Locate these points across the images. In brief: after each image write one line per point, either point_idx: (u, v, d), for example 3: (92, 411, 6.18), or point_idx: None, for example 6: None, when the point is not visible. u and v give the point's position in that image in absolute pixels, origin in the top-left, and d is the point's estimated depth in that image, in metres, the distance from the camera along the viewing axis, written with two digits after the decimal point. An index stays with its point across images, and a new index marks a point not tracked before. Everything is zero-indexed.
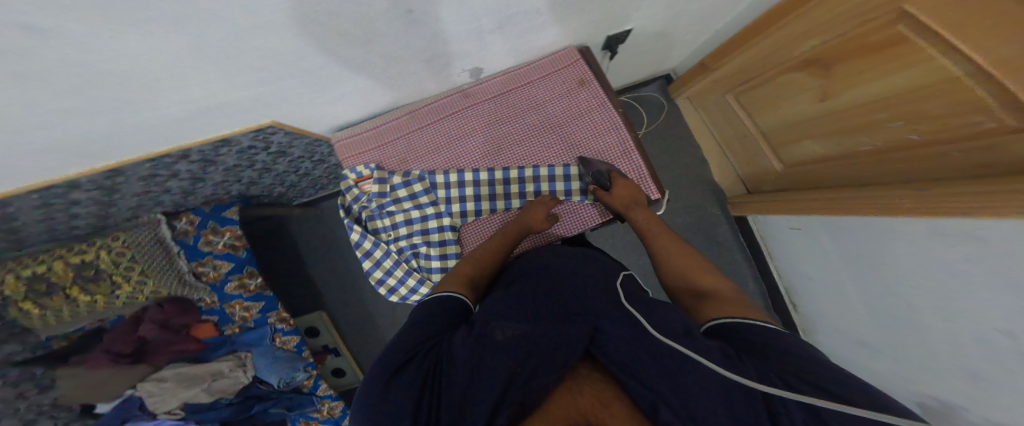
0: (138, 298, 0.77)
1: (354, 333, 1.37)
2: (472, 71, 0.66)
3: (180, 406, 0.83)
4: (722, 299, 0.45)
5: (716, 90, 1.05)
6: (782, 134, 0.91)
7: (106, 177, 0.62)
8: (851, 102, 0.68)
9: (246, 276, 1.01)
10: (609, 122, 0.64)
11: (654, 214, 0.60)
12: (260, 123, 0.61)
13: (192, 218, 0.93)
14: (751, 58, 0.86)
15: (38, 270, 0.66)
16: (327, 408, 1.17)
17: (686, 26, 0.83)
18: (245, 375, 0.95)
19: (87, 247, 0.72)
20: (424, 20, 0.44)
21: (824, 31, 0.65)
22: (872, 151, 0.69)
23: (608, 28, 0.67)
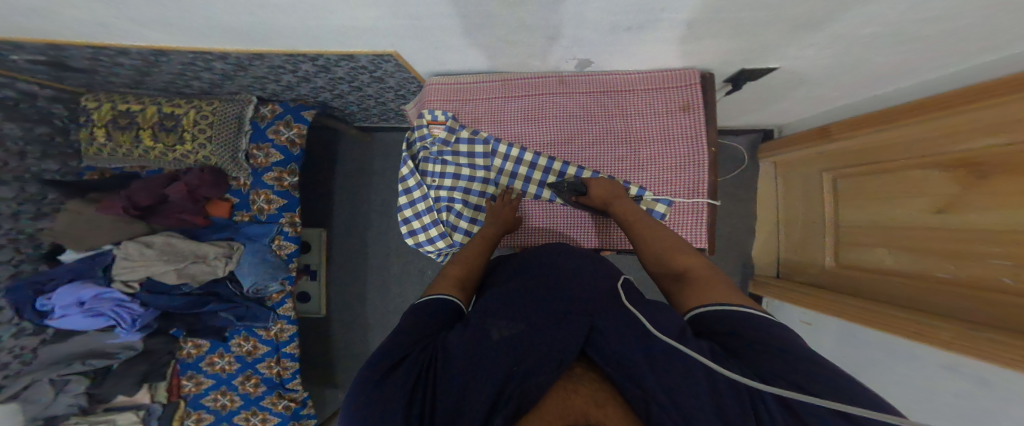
0: (190, 158, 0.95)
1: (345, 257, 1.44)
2: (580, 63, 0.61)
3: (151, 276, 0.95)
4: (699, 280, 0.44)
5: (818, 165, 0.96)
6: (853, 232, 0.85)
7: (250, 58, 0.69)
8: (938, 225, 0.63)
9: (286, 172, 1.10)
10: (693, 160, 0.62)
11: (637, 206, 0.59)
12: (382, 50, 0.61)
13: (276, 108, 1.03)
14: (862, 146, 0.80)
15: (133, 109, 0.90)
16: (277, 329, 1.13)
17: (811, 93, 0.76)
18: (220, 269, 1.01)
19: (182, 104, 0.92)
20: (582, 22, 0.44)
21: (967, 137, 0.57)
22: (940, 279, 0.63)
23: (747, 62, 0.58)
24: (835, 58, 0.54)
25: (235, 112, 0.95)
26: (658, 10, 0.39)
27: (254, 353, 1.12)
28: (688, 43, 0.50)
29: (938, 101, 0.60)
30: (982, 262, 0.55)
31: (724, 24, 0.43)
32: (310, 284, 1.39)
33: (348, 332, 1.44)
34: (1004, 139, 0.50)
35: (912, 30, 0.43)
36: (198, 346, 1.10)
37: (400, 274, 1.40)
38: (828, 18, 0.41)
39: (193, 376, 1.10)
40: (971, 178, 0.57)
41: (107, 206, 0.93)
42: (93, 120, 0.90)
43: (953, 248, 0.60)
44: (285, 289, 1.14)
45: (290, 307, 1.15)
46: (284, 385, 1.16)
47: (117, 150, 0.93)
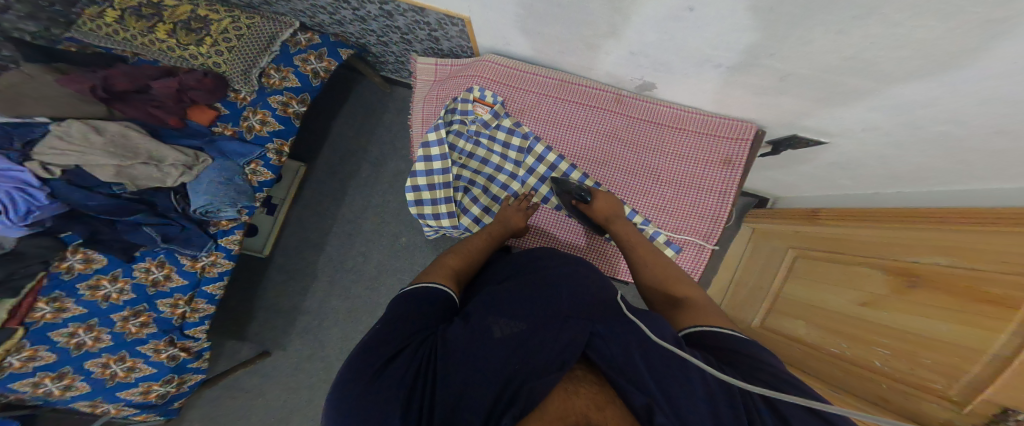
0: (204, 61, 0.92)
1: (324, 210, 1.36)
2: (643, 84, 0.62)
3: (84, 165, 0.78)
4: (690, 303, 0.48)
5: (781, 239, 1.03)
6: (787, 305, 0.92)
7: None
8: (845, 308, 0.74)
9: (297, 100, 1.02)
10: (713, 213, 0.66)
11: (636, 230, 0.62)
12: (457, 13, 0.60)
13: (316, 38, 1.01)
14: (823, 233, 0.88)
15: (164, 3, 0.90)
16: (207, 262, 0.95)
17: (821, 171, 0.82)
18: (171, 179, 0.85)
19: (221, 11, 0.92)
20: (673, 42, 0.44)
21: (921, 251, 0.61)
22: (828, 352, 0.76)
23: (802, 130, 0.60)
24: (873, 149, 0.57)
25: (270, 31, 0.95)
26: (765, 53, 0.41)
27: (160, 286, 0.90)
28: (755, 96, 0.53)
29: (900, 213, 0.68)
30: (868, 347, 0.66)
31: (821, 84, 0.44)
32: (264, 218, 1.29)
33: (286, 282, 1.34)
34: (944, 260, 0.56)
35: (954, 146, 0.45)
36: (89, 261, 0.85)
37: (369, 236, 1.34)
38: (907, 110, 0.42)
39: (58, 299, 0.82)
40: (901, 285, 0.63)
41: (71, 80, 0.81)
42: (114, 3, 0.90)
43: (854, 333, 0.70)
44: (240, 219, 0.98)
45: (237, 240, 0.99)
46: (180, 331, 0.95)
47: (120, 33, 0.90)
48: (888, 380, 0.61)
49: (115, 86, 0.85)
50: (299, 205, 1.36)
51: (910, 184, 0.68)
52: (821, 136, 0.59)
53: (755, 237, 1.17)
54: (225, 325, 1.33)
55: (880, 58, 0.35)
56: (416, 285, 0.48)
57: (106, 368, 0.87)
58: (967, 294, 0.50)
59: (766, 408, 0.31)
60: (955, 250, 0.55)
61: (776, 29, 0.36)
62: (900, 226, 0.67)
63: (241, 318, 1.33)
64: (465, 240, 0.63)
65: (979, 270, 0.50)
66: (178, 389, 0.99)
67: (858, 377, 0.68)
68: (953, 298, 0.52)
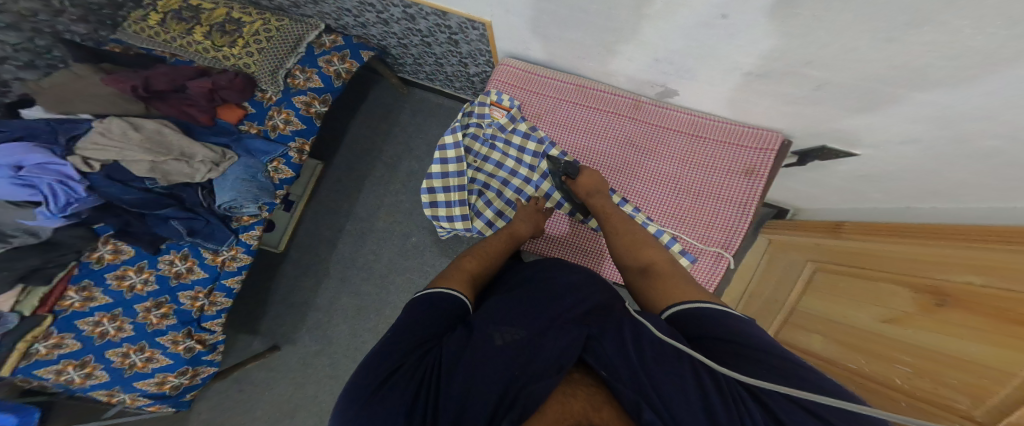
0: (233, 61, 0.96)
1: (339, 207, 1.40)
2: (665, 91, 0.62)
3: (121, 160, 0.84)
4: (664, 275, 0.50)
5: (801, 252, 0.99)
6: (807, 319, 0.89)
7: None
8: (869, 326, 0.70)
9: (318, 100, 1.04)
10: (734, 223, 0.63)
11: (613, 205, 0.63)
12: (478, 17, 0.60)
13: (338, 40, 1.04)
14: (847, 246, 0.84)
15: (202, 6, 0.98)
16: (228, 256, 0.98)
17: (844, 181, 0.79)
18: (199, 175, 0.90)
19: (253, 13, 0.98)
20: (696, 45, 0.44)
21: (952, 269, 0.56)
22: (848, 367, 0.73)
23: (828, 139, 0.58)
24: (907, 161, 0.54)
25: (297, 33, 0.99)
26: (802, 60, 0.40)
27: (182, 278, 0.94)
28: (780, 102, 0.52)
29: (925, 229, 0.65)
30: (890, 365, 0.63)
31: (859, 92, 0.43)
32: (281, 215, 1.30)
33: (300, 277, 1.38)
34: (981, 279, 0.50)
35: (991, 170, 0.43)
36: (118, 252, 0.91)
37: (380, 235, 1.37)
38: (949, 122, 0.40)
39: (87, 288, 0.87)
40: (929, 304, 0.58)
41: (115, 79, 0.87)
42: (157, 6, 0.98)
43: (877, 350, 0.67)
44: (260, 215, 1.01)
45: (256, 235, 1.02)
46: (198, 323, 0.97)
47: (161, 34, 0.97)
48: (905, 397, 0.59)
49: (153, 85, 0.89)
50: (318, 202, 1.40)
51: (938, 199, 0.64)
52: (853, 147, 0.57)
53: (772, 248, 1.14)
54: (239, 318, 1.37)
55: (927, 67, 0.33)
56: (433, 290, 0.48)
57: (126, 358, 0.88)
58: (980, 310, 0.48)
59: (760, 406, 0.30)
60: (991, 270, 0.48)
61: (816, 38, 0.35)
62: (925, 242, 0.63)
63: (256, 311, 1.37)
64: (481, 241, 0.63)
65: (1009, 288, 0.44)
66: (192, 382, 0.99)
67: (886, 398, 0.63)
68: (987, 319, 0.47)
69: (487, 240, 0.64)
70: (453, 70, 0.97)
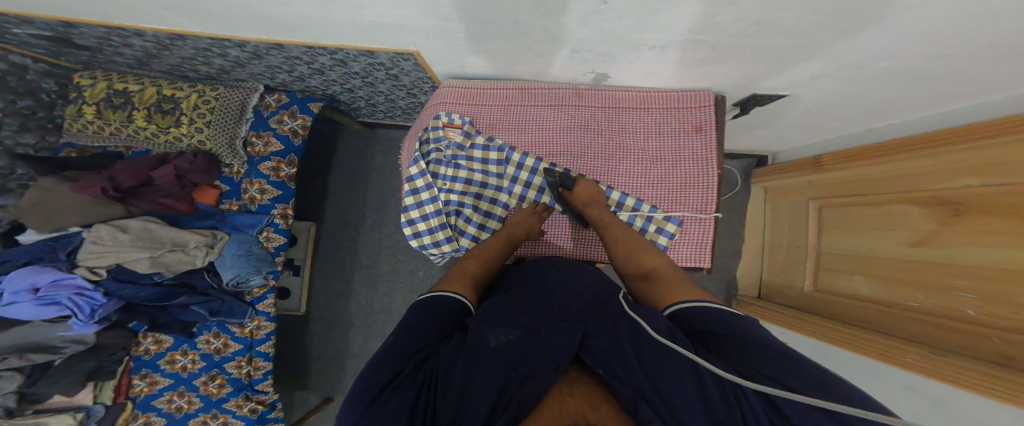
0: (185, 141, 0.93)
1: (332, 256, 1.40)
2: (598, 76, 0.63)
3: (121, 262, 0.88)
4: (665, 278, 0.49)
5: (803, 193, 1.00)
6: (834, 259, 0.87)
7: (268, 47, 0.69)
8: (903, 254, 0.69)
9: (285, 163, 1.07)
10: (703, 179, 0.64)
11: (610, 213, 0.63)
12: (403, 48, 0.61)
13: (282, 98, 1.02)
14: (842, 177, 0.86)
15: (130, 90, 0.89)
16: (253, 326, 1.06)
17: (806, 120, 0.80)
18: (199, 259, 0.95)
19: (185, 87, 0.91)
20: (617, 30, 0.43)
21: (948, 177, 0.62)
22: (907, 308, 0.68)
23: (760, 87, 0.60)
24: (840, 92, 0.60)
25: (240, 99, 0.94)
26: (682, 30, 0.42)
27: (222, 352, 1.04)
28: (695, 64, 0.53)
29: (925, 137, 0.65)
30: (948, 294, 0.59)
31: (748, 47, 0.46)
32: (292, 280, 1.34)
33: (328, 332, 1.39)
34: (980, 180, 0.56)
35: (939, 71, 0.49)
36: (159, 342, 1.01)
37: (389, 276, 1.37)
38: (841, 56, 0.46)
39: (148, 375, 1.00)
40: (944, 215, 0.61)
41: (82, 184, 0.85)
42: (85, 97, 0.88)
43: (928, 280, 0.63)
44: (269, 284, 1.07)
45: (271, 303, 1.09)
46: (251, 387, 1.08)
47: (105, 129, 0.89)
48: (996, 332, 0.51)
49: (121, 184, 0.89)
50: (320, 256, 1.40)
51: (911, 111, 0.68)
52: (778, 90, 0.61)
53: (770, 197, 1.15)
54: (290, 376, 1.40)
55: (846, 15, 0.36)
56: (434, 293, 0.48)
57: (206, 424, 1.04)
58: None
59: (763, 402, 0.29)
60: (983, 170, 0.55)
61: (674, 8, 0.37)
62: (930, 155, 0.63)
63: (299, 370, 1.40)
64: (483, 242, 0.64)
65: (1011, 183, 0.50)
66: None
67: (970, 336, 0.55)
68: None
69: (487, 240, 0.65)
70: (406, 102, 0.99)
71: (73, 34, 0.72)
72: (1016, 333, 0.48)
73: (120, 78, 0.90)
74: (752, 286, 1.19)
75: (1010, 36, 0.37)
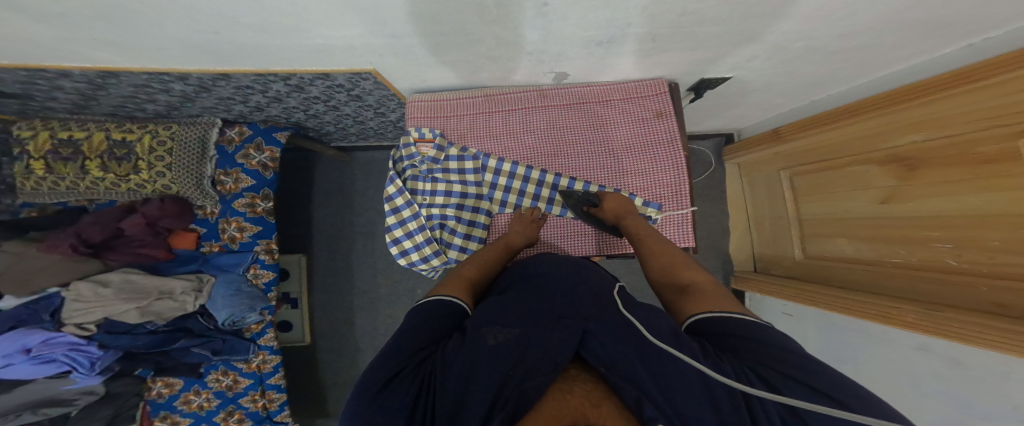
0: (146, 186, 0.89)
1: (323, 285, 1.37)
2: (557, 75, 0.64)
3: (109, 316, 0.84)
4: (704, 292, 0.46)
5: (773, 164, 1.03)
6: (815, 225, 0.91)
7: (212, 78, 0.67)
8: (875, 212, 0.72)
9: (259, 197, 1.04)
10: (672, 160, 0.66)
11: (647, 225, 0.62)
12: (359, 68, 0.61)
13: (245, 130, 1.00)
14: (801, 148, 0.89)
15: (76, 137, 0.84)
16: (259, 361, 1.03)
17: (760, 98, 0.84)
18: (190, 304, 0.92)
19: (135, 128, 0.87)
20: (563, 26, 0.43)
21: (894, 135, 0.65)
22: (895, 265, 0.70)
23: (705, 72, 0.62)
24: (779, 73, 0.64)
25: (197, 135, 0.91)
26: (624, 24, 0.43)
27: (235, 388, 1.03)
28: (644, 54, 0.54)
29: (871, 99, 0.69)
30: (927, 246, 0.62)
31: (682, 37, 0.48)
32: (292, 313, 1.32)
33: (335, 360, 1.36)
34: (923, 135, 0.60)
35: (861, 47, 0.53)
36: (171, 385, 1.01)
37: (389, 298, 1.35)
38: (772, 39, 0.49)
39: (167, 416, 1.02)
40: (902, 172, 0.65)
41: (50, 245, 0.83)
42: (29, 152, 0.82)
43: (903, 236, 0.66)
44: (264, 320, 1.03)
45: (272, 337, 1.05)
46: (270, 418, 1.09)
47: (59, 183, 0.84)
48: (981, 280, 0.53)
49: (91, 238, 0.87)
50: (311, 286, 1.36)
51: (844, 81, 0.71)
52: (723, 73, 0.63)
53: (745, 172, 1.19)
54: (303, 408, 1.37)
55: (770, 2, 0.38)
56: (433, 298, 0.49)
57: None
58: (980, 160, 0.50)
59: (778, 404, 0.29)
60: (928, 124, 0.58)
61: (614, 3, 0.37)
62: (867, 119, 0.67)
63: (313, 403, 1.36)
64: (478, 252, 0.64)
65: (954, 134, 0.54)
66: None
67: (958, 287, 0.57)
68: (986, 166, 0.49)
69: (483, 250, 0.66)
70: (377, 122, 0.99)
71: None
72: (1001, 278, 0.50)
73: (63, 125, 0.84)
74: (746, 259, 1.22)
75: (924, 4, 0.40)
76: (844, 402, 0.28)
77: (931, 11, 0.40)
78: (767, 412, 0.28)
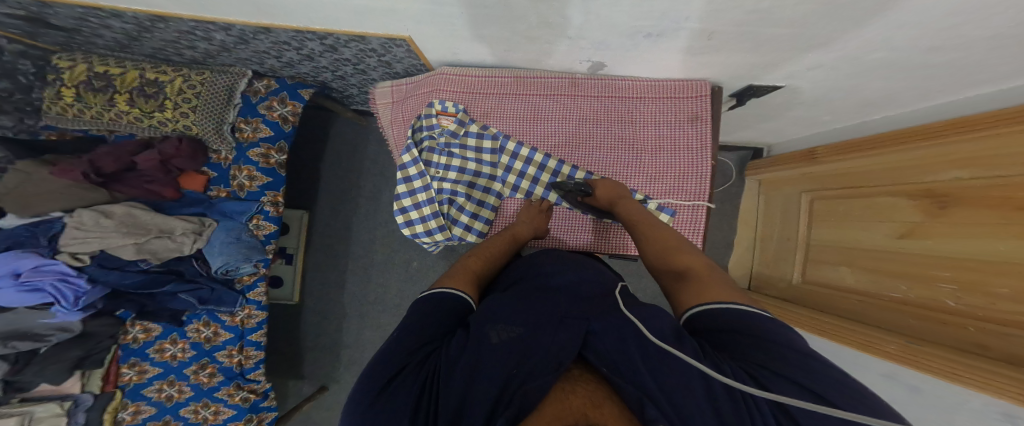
0: (169, 126, 0.90)
1: (325, 245, 1.39)
2: (594, 65, 0.61)
3: (106, 248, 0.86)
4: (699, 279, 0.46)
5: (796, 184, 1.01)
6: (822, 251, 0.89)
7: (255, 31, 0.67)
8: (888, 246, 0.70)
9: (275, 149, 1.05)
10: (697, 168, 0.64)
11: (642, 207, 0.61)
12: (394, 34, 0.59)
13: (272, 84, 0.99)
14: (835, 170, 0.86)
15: (111, 72, 0.85)
16: (244, 315, 1.06)
17: (807, 112, 0.81)
18: (187, 246, 0.94)
19: (169, 71, 0.88)
20: (624, 12, 0.41)
21: (938, 169, 0.62)
22: (892, 299, 0.69)
23: (758, 79, 0.61)
24: (841, 84, 0.60)
25: (226, 83, 0.91)
26: (682, 17, 0.41)
27: (213, 341, 1.05)
28: (695, 52, 0.52)
29: (920, 129, 0.65)
30: (933, 286, 0.60)
31: (745, 37, 0.45)
32: (285, 268, 1.35)
33: (322, 321, 1.40)
34: (968, 173, 0.56)
35: (923, 66, 0.49)
36: (148, 330, 1.02)
37: (382, 265, 1.37)
38: (842, 46, 0.46)
39: (137, 364, 1.01)
40: (933, 208, 0.62)
41: (62, 169, 0.84)
42: (62, 80, 0.83)
43: (911, 271, 0.65)
44: (259, 272, 1.07)
45: (262, 291, 1.08)
46: (244, 376, 1.10)
47: (86, 112, 0.86)
48: (975, 323, 0.52)
49: (103, 168, 0.89)
50: (312, 244, 1.39)
51: (908, 105, 0.68)
52: (777, 82, 0.61)
53: (764, 189, 1.16)
54: (284, 362, 1.42)
55: (863, 3, 0.35)
56: (438, 290, 0.49)
57: (197, 413, 1.05)
58: (1014, 205, 0.48)
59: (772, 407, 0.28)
60: (978, 162, 0.54)
61: None
62: (919, 147, 0.63)
63: (294, 360, 1.41)
64: (482, 244, 0.64)
65: (997, 176, 0.51)
66: None
67: (951, 328, 0.56)
68: (1017, 213, 0.47)
69: (488, 240, 0.66)
70: (400, 90, 0.97)
71: (46, 14, 0.70)
72: (993, 321, 0.50)
73: (102, 61, 0.86)
74: (741, 276, 1.21)
75: (1001, 31, 0.37)
76: (832, 401, 0.27)
77: (1007, 32, 0.37)
78: (761, 413, 0.28)
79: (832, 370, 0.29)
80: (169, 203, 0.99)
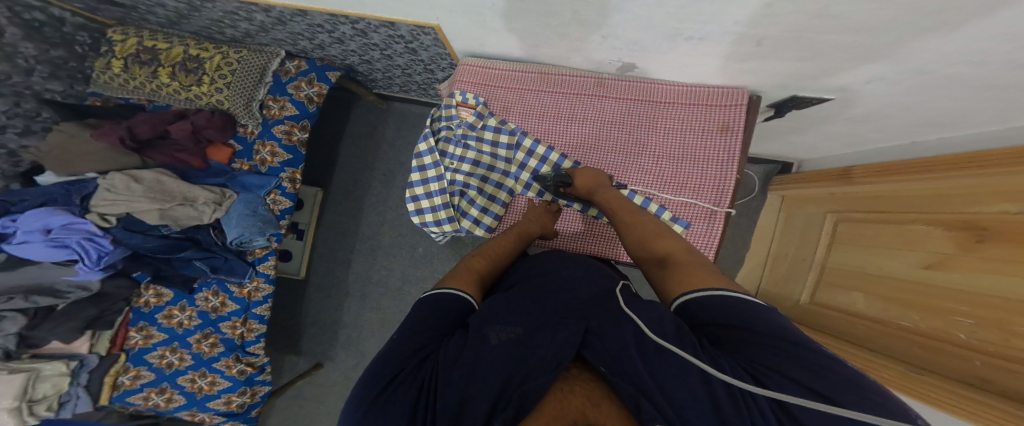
0: (203, 99, 0.94)
1: (336, 226, 1.42)
2: (624, 66, 0.61)
3: (133, 212, 0.91)
4: (680, 265, 0.46)
5: (822, 204, 0.97)
6: (836, 275, 0.86)
7: (293, 13, 0.68)
8: (910, 276, 0.67)
9: (298, 127, 1.07)
10: (720, 181, 0.62)
11: (620, 194, 0.60)
12: (424, 22, 0.60)
13: (303, 64, 1.00)
14: (871, 191, 0.82)
15: (158, 47, 0.91)
16: (253, 287, 1.09)
17: (846, 127, 0.77)
18: (207, 215, 0.97)
19: (210, 48, 0.92)
20: (673, 13, 0.39)
21: (979, 200, 0.58)
22: (903, 328, 0.67)
23: (802, 89, 0.58)
24: (881, 101, 0.57)
25: (260, 63, 0.93)
26: (728, 21, 0.39)
27: (219, 311, 1.09)
28: (735, 59, 0.50)
29: (966, 156, 0.61)
30: (950, 320, 0.57)
31: (795, 43, 0.43)
32: (295, 244, 1.38)
33: (325, 300, 1.44)
34: (1005, 206, 0.53)
35: (973, 86, 0.45)
36: (160, 296, 1.07)
37: (390, 249, 1.39)
38: (907, 57, 0.43)
39: (144, 328, 1.06)
40: (968, 241, 0.57)
41: (102, 133, 0.90)
42: (115, 52, 0.92)
43: (928, 303, 0.62)
44: (271, 246, 1.11)
45: (272, 265, 1.12)
46: (243, 348, 1.12)
47: (131, 82, 0.93)
48: (991, 360, 0.50)
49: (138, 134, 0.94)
50: (323, 222, 1.42)
51: (957, 128, 0.64)
52: (824, 93, 0.59)
53: (785, 205, 1.12)
54: (285, 337, 1.47)
55: (936, 14, 0.32)
56: (440, 290, 0.49)
57: (194, 383, 1.09)
58: None
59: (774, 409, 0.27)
60: (1018, 194, 0.50)
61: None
62: (967, 176, 0.59)
63: (294, 335, 1.46)
64: (490, 239, 0.65)
65: None
66: (252, 400, 1.17)
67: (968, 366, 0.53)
68: None
69: (496, 236, 0.66)
70: (423, 77, 0.97)
71: None
72: (1007, 359, 0.47)
73: (151, 36, 0.92)
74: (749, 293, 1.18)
75: None
76: (836, 400, 0.25)
77: None
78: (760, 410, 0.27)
79: (840, 368, 0.28)
80: (195, 172, 1.03)
